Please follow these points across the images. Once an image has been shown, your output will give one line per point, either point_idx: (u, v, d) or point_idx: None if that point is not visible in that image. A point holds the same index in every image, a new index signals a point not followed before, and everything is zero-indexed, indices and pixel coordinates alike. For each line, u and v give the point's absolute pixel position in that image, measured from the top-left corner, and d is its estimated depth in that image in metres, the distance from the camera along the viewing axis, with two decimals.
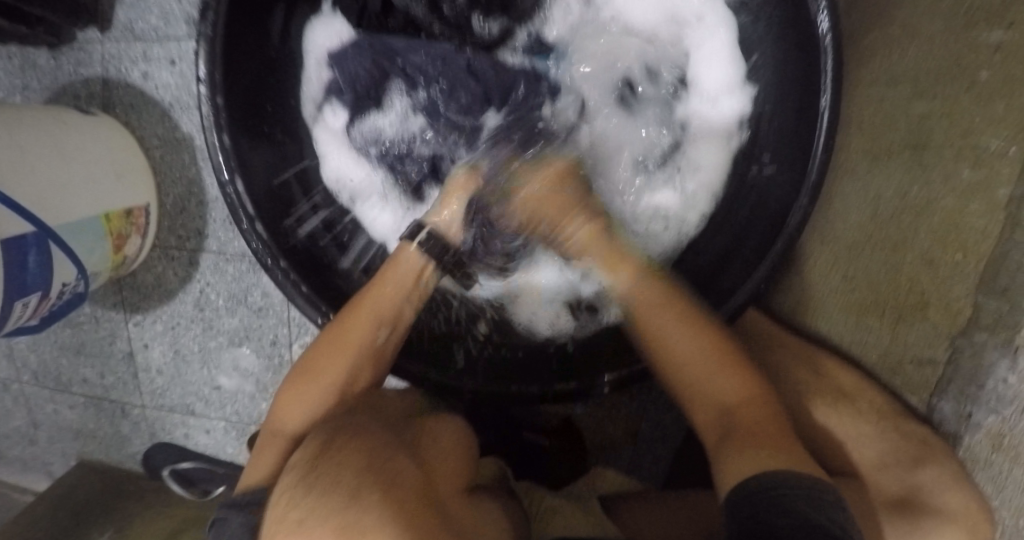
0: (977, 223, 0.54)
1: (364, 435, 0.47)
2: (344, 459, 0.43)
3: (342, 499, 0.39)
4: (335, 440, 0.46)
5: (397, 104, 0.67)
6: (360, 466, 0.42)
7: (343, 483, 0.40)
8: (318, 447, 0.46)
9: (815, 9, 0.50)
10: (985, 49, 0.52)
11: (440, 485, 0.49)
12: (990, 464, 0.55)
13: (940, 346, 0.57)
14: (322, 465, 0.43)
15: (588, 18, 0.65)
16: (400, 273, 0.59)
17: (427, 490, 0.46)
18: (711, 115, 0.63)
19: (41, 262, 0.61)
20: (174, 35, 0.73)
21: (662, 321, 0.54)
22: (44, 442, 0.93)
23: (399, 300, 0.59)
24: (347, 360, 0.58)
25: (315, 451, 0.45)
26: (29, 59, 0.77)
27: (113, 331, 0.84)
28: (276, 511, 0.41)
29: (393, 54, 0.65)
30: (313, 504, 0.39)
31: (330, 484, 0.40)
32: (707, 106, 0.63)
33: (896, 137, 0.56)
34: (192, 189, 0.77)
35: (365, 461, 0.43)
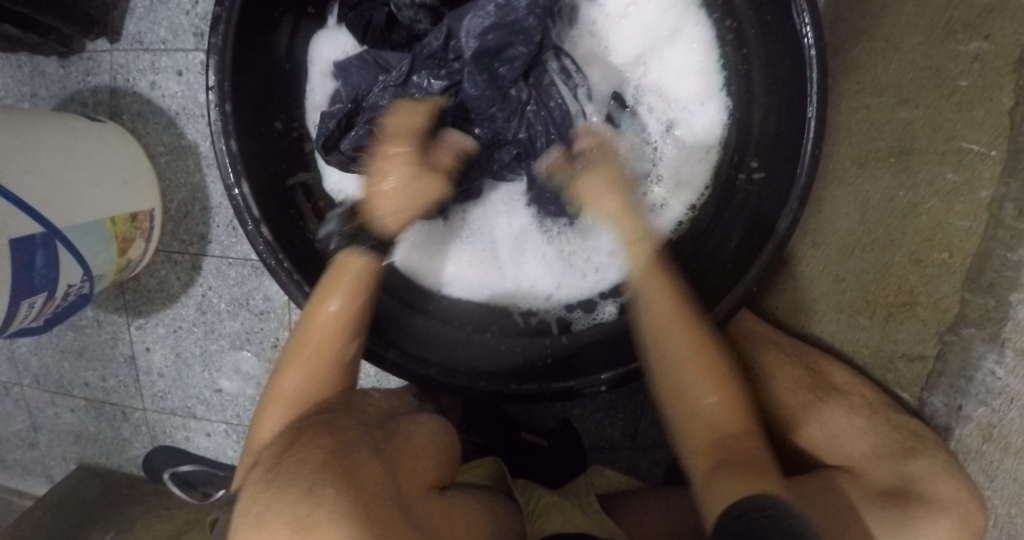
0: (961, 223, 0.56)
1: (335, 432, 0.44)
2: (308, 453, 0.39)
3: (300, 494, 0.35)
4: (305, 435, 0.43)
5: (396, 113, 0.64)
6: (325, 458, 0.39)
7: (300, 479, 0.37)
8: (283, 445, 0.42)
9: (798, 22, 0.52)
10: (965, 58, 0.54)
11: (414, 488, 0.45)
12: (982, 454, 0.56)
13: (929, 342, 0.58)
14: (286, 458, 0.39)
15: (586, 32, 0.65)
16: (346, 279, 0.57)
17: (397, 491, 0.42)
18: (692, 123, 0.65)
19: (48, 262, 0.62)
20: (182, 47, 0.74)
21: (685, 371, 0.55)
22: (43, 446, 0.93)
23: (350, 304, 0.57)
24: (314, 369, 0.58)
25: (282, 446, 0.42)
26: (38, 68, 0.78)
27: (115, 335, 0.85)
28: (234, 509, 0.38)
29: (389, 67, 0.64)
30: (269, 499, 0.36)
31: (288, 479, 0.37)
32: (686, 113, 0.65)
33: (882, 144, 0.58)
34: (196, 195, 0.78)
35: (329, 455, 0.39)
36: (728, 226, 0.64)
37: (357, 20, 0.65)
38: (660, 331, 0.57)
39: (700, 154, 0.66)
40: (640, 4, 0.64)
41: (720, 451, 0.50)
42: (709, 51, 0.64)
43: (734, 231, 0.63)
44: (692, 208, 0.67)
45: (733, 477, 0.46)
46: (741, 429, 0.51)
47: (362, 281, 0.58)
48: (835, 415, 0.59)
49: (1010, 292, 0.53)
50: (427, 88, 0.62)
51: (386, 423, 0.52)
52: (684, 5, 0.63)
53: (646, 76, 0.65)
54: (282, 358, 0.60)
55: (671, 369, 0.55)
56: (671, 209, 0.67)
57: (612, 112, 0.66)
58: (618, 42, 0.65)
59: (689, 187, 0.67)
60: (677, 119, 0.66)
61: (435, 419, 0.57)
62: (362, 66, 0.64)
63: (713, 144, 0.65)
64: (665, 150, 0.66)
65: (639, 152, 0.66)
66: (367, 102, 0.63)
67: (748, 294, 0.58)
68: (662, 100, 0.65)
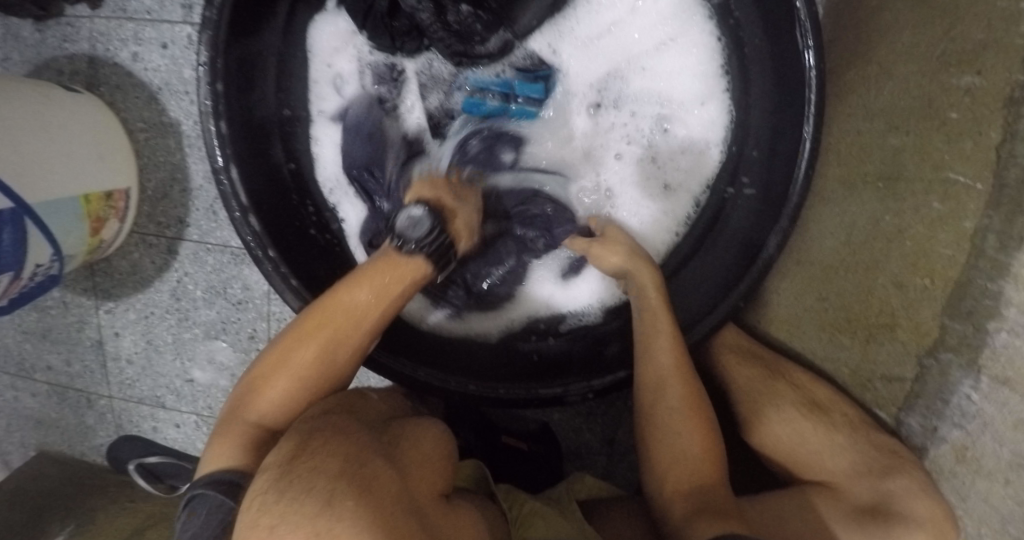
0: (945, 252, 0.54)
1: (344, 437, 0.43)
2: (321, 462, 0.39)
3: (318, 506, 0.35)
4: (315, 439, 0.42)
5: (412, 121, 0.69)
6: (339, 468, 0.38)
7: (317, 490, 0.36)
8: (292, 449, 0.41)
9: (802, 45, 0.53)
10: (956, 91, 0.53)
11: (423, 494, 0.45)
12: (954, 475, 0.58)
13: (907, 365, 0.59)
14: (299, 465, 0.39)
15: (569, 31, 0.65)
16: (399, 275, 0.55)
17: (410, 499, 0.41)
18: (690, 120, 0.66)
19: (16, 240, 0.59)
20: (169, 19, 0.71)
21: (668, 408, 0.57)
22: (1, 429, 0.89)
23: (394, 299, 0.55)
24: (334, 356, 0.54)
25: (291, 450, 0.41)
26: (12, 30, 0.74)
27: (82, 318, 0.82)
28: (242, 517, 0.37)
29: (402, 70, 0.67)
30: (283, 510, 0.35)
31: (304, 489, 0.36)
32: (683, 110, 0.66)
33: (869, 169, 0.61)
34: (175, 175, 0.76)
35: (343, 464, 0.39)
36: (722, 240, 0.64)
37: (358, 6, 0.63)
38: (656, 378, 0.57)
39: (699, 149, 0.66)
40: (621, 25, 0.64)
41: (696, 497, 0.55)
42: (708, 57, 0.64)
43: (725, 242, 0.64)
44: (693, 205, 0.67)
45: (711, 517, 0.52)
46: (708, 460, 0.56)
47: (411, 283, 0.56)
48: (817, 434, 0.61)
49: (987, 321, 0.52)
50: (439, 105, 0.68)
51: (390, 427, 0.52)
52: (682, 11, 0.63)
53: (632, 82, 0.66)
54: (285, 331, 0.55)
55: (657, 408, 0.57)
56: (668, 206, 0.68)
57: (603, 104, 0.66)
58: (592, 61, 0.66)
59: (686, 190, 0.67)
60: (671, 115, 0.66)
61: (435, 422, 0.57)
62: (381, 83, 0.67)
63: (713, 142, 0.66)
64: (656, 146, 0.66)
65: (643, 155, 0.67)
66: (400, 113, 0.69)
67: (737, 307, 0.59)
68: (653, 100, 0.66)
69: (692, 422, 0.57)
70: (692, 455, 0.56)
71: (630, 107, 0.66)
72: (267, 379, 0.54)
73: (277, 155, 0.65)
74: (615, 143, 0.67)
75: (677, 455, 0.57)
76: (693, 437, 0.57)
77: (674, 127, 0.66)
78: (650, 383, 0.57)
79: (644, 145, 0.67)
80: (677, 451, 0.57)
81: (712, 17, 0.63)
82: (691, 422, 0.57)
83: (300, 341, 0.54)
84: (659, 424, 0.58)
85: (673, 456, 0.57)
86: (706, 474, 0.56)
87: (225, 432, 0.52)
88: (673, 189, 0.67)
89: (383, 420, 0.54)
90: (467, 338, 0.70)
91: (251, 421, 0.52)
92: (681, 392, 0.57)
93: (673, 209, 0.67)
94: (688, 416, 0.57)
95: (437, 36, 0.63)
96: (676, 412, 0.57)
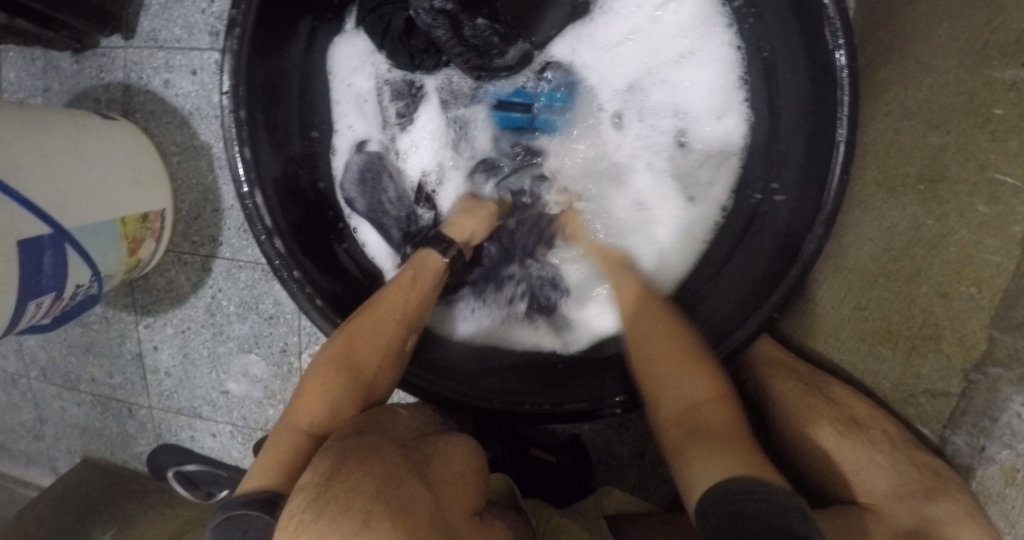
0: (993, 258, 0.53)
1: (377, 458, 0.43)
2: (357, 483, 0.39)
3: (354, 529, 0.34)
4: (350, 460, 0.42)
5: (422, 134, 0.68)
6: (375, 490, 0.38)
7: (354, 513, 0.36)
8: (328, 468, 0.42)
9: (832, 44, 0.49)
10: (1001, 85, 0.51)
11: (455, 516, 0.44)
12: (1004, 497, 0.54)
13: (954, 379, 0.56)
14: (335, 486, 0.39)
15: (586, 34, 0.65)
16: (425, 275, 0.61)
17: (441, 522, 0.41)
18: (709, 131, 0.64)
19: (57, 263, 0.61)
20: (198, 46, 0.73)
21: (656, 346, 0.56)
22: (49, 438, 0.94)
23: (423, 300, 0.61)
24: (375, 359, 0.57)
25: (327, 469, 0.41)
26: (52, 63, 0.77)
27: (123, 332, 0.85)
28: (279, 534, 0.37)
29: (416, 82, 0.67)
30: (321, 532, 0.35)
31: (341, 511, 0.36)
32: (699, 123, 0.64)
33: (911, 169, 0.56)
34: (208, 196, 0.77)
35: (379, 486, 0.39)
36: (756, 249, 0.60)
37: (377, 23, 0.63)
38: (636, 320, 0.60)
39: (721, 159, 0.64)
40: (641, 34, 0.64)
41: (689, 427, 0.49)
42: (729, 69, 0.62)
43: (760, 250, 0.60)
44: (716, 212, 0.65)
45: (712, 452, 0.45)
46: (711, 393, 0.51)
47: (436, 281, 0.62)
48: (854, 451, 0.58)
49: None
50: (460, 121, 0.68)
51: (422, 446, 0.52)
52: (702, 23, 0.62)
53: (650, 96, 0.65)
54: (326, 345, 0.58)
55: (643, 348, 0.57)
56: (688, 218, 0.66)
57: (621, 114, 0.66)
58: (612, 67, 0.65)
59: (711, 199, 0.65)
60: (687, 128, 0.65)
61: (463, 437, 0.56)
62: (399, 99, 0.67)
63: (732, 150, 0.64)
64: (672, 160, 0.66)
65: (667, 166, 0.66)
66: (412, 126, 0.68)
67: (769, 321, 0.55)
68: (669, 113, 0.65)
69: (682, 361, 0.53)
70: (684, 390, 0.52)
71: (648, 121, 0.66)
72: (306, 390, 0.56)
73: (303, 174, 0.65)
74: (628, 147, 0.66)
75: (676, 394, 0.52)
76: (687, 371, 0.53)
77: (689, 139, 0.65)
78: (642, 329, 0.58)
79: (664, 157, 0.66)
80: (672, 387, 0.52)
81: (733, 26, 0.61)
82: (679, 363, 0.53)
83: (332, 348, 0.58)
84: (651, 367, 0.55)
85: (669, 394, 0.52)
86: (700, 403, 0.50)
87: (275, 443, 0.53)
88: (694, 204, 0.66)
89: (413, 435, 0.55)
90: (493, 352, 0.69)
91: (294, 430, 0.54)
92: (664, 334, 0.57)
93: (692, 220, 0.66)
94: (677, 352, 0.54)
95: (454, 51, 0.62)
96: (665, 354, 0.55)
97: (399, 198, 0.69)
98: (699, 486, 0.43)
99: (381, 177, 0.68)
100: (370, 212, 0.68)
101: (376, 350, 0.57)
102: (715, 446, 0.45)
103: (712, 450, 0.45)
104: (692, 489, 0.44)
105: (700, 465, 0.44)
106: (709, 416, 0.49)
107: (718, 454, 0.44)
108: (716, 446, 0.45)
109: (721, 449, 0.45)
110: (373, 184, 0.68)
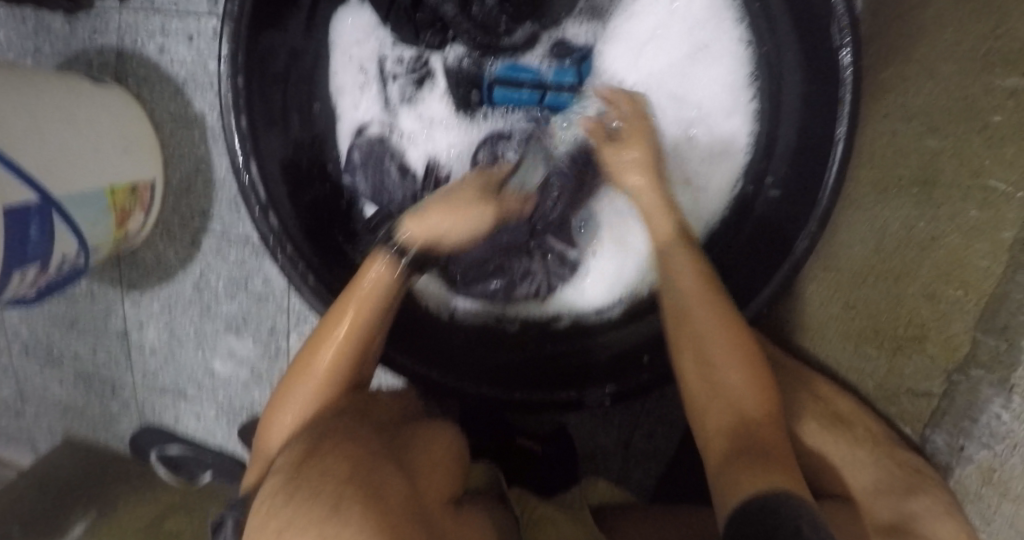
0: (981, 263, 0.54)
1: (353, 440, 0.44)
2: (330, 467, 0.39)
3: (324, 510, 0.35)
4: (325, 443, 0.43)
5: (427, 113, 0.68)
6: (348, 471, 0.38)
7: (325, 494, 0.36)
8: (302, 454, 0.42)
9: (837, 42, 0.49)
10: (1000, 93, 0.51)
11: (432, 500, 0.45)
12: (980, 496, 0.56)
13: (936, 380, 0.58)
14: (307, 469, 0.39)
15: (599, 14, 0.64)
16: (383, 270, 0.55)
17: (416, 503, 0.41)
18: (713, 128, 0.64)
19: (43, 232, 0.59)
20: (194, 11, 0.72)
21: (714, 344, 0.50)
22: (30, 415, 0.93)
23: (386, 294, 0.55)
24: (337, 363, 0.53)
25: (301, 454, 0.42)
26: (44, 24, 0.76)
27: (108, 307, 0.84)
28: (253, 520, 0.37)
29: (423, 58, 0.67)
30: (292, 515, 0.35)
31: (312, 493, 0.36)
32: (706, 119, 0.64)
33: (905, 172, 0.57)
34: (200, 166, 0.76)
35: (352, 469, 0.39)
36: (746, 241, 0.62)
37: None
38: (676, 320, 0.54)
39: (723, 154, 0.64)
40: (660, 23, 0.63)
41: (741, 438, 0.45)
42: (737, 66, 0.62)
43: (755, 244, 0.60)
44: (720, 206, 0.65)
45: (751, 468, 0.41)
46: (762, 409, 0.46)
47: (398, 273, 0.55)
48: (840, 447, 0.59)
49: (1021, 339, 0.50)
50: (469, 104, 0.67)
51: (401, 431, 0.52)
52: (715, 15, 0.62)
53: (658, 87, 0.64)
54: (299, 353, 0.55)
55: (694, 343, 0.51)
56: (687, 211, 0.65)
57: None
58: (626, 50, 0.64)
59: (709, 190, 0.65)
60: (693, 123, 0.64)
61: (445, 426, 0.57)
62: (406, 81, 0.67)
63: (736, 149, 0.64)
64: (676, 151, 0.65)
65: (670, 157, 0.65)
66: (417, 105, 0.68)
67: (759, 312, 0.55)
68: (677, 105, 0.64)
69: (734, 361, 0.49)
70: (725, 393, 0.48)
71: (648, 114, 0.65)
72: (277, 404, 0.54)
73: (297, 140, 0.64)
74: None
75: (724, 405, 0.47)
76: (733, 373, 0.48)
77: (695, 134, 0.64)
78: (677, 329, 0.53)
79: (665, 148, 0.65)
80: (711, 392, 0.48)
81: (744, 20, 0.61)
82: (732, 365, 0.49)
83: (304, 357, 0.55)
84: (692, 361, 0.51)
85: (710, 401, 0.48)
86: (751, 413, 0.46)
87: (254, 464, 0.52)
88: (690, 202, 0.65)
89: (395, 421, 0.55)
90: (490, 334, 0.69)
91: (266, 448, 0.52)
92: (723, 325, 0.50)
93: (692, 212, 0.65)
94: (723, 342, 0.49)
95: (461, 29, 0.63)
96: (717, 357, 0.49)
97: (403, 179, 0.67)
98: (734, 501, 0.40)
99: (384, 159, 0.67)
100: (375, 195, 0.68)
101: (337, 354, 0.53)
102: (754, 462, 0.42)
103: (756, 464, 0.41)
104: (723, 505, 0.41)
105: (743, 478, 0.41)
106: (760, 430, 0.45)
107: (758, 471, 0.41)
108: (759, 464, 0.41)
109: (765, 465, 0.41)
110: (375, 165, 0.67)
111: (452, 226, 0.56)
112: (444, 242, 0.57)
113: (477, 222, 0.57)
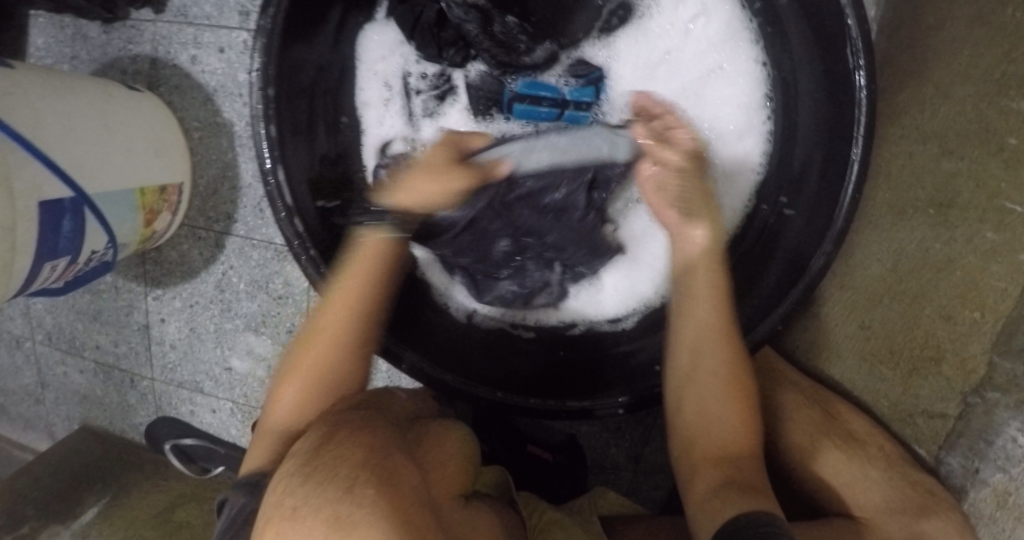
0: (999, 284, 0.54)
1: (369, 430, 0.44)
2: (345, 451, 0.40)
3: (338, 491, 0.35)
4: (341, 430, 0.43)
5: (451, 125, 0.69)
6: (363, 456, 0.39)
7: (339, 476, 0.37)
8: (319, 438, 0.43)
9: (853, 64, 0.50)
10: (1015, 115, 0.52)
11: (442, 494, 0.45)
12: (994, 520, 0.57)
13: (952, 402, 0.58)
14: (323, 453, 0.40)
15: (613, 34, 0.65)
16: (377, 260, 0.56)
17: (427, 494, 0.41)
18: (729, 146, 0.64)
19: (75, 226, 0.61)
20: (226, 24, 0.74)
21: (712, 365, 0.54)
22: (48, 403, 0.95)
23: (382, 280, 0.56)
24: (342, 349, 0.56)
25: (319, 438, 0.43)
26: (81, 32, 0.78)
27: (131, 303, 0.86)
28: (269, 497, 0.38)
29: (445, 72, 0.68)
30: (305, 495, 0.36)
31: (327, 475, 0.37)
32: (721, 138, 0.64)
33: (921, 194, 0.57)
34: (226, 173, 0.78)
35: (366, 453, 0.39)
36: (764, 261, 0.62)
37: (406, 16, 0.65)
38: (698, 331, 0.55)
39: (737, 172, 0.64)
40: (676, 45, 0.63)
41: (728, 464, 0.53)
42: (754, 87, 0.63)
43: (772, 263, 0.61)
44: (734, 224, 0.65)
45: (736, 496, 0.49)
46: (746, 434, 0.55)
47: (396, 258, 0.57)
48: (852, 466, 0.60)
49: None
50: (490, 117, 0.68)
51: (416, 426, 0.53)
52: (732, 36, 0.62)
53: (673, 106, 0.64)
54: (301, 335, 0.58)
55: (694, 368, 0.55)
56: None
57: None
58: (641, 70, 0.65)
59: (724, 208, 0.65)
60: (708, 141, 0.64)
61: (458, 425, 0.57)
62: (428, 94, 0.69)
63: (750, 167, 0.64)
64: None
65: None
66: (440, 116, 0.69)
67: (774, 331, 0.56)
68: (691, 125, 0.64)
69: (732, 397, 0.55)
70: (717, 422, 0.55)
71: None
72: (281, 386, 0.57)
73: (322, 148, 0.65)
74: None
75: (718, 432, 0.55)
76: (727, 404, 0.55)
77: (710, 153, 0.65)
78: (686, 352, 0.56)
79: None
80: (703, 418, 0.55)
81: (758, 41, 0.61)
82: (733, 397, 0.55)
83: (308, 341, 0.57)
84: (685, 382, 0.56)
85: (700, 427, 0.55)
86: (735, 443, 0.54)
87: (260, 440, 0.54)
88: None
89: (407, 417, 0.56)
90: (501, 343, 0.70)
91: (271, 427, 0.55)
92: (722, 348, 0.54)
93: None
94: (726, 370, 0.54)
95: (482, 46, 0.64)
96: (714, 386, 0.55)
97: None
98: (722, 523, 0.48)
99: None
100: None
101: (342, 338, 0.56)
102: (736, 491, 0.50)
103: (737, 491, 0.50)
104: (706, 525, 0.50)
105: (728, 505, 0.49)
106: (742, 460, 0.53)
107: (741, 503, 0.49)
108: (745, 494, 0.49)
109: (746, 495, 0.49)
110: None
111: (420, 188, 0.54)
112: (405, 201, 0.55)
113: (444, 185, 0.54)
